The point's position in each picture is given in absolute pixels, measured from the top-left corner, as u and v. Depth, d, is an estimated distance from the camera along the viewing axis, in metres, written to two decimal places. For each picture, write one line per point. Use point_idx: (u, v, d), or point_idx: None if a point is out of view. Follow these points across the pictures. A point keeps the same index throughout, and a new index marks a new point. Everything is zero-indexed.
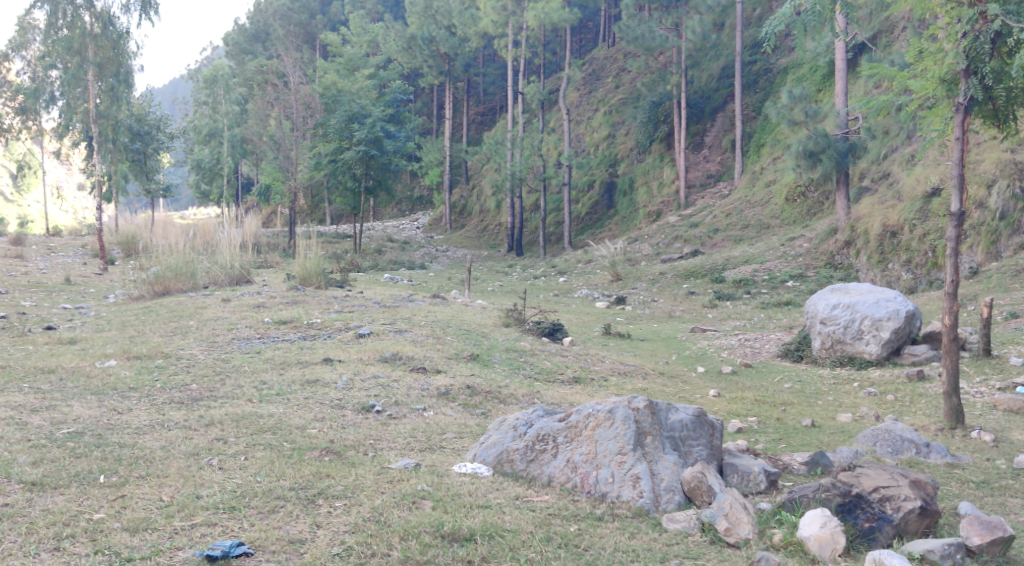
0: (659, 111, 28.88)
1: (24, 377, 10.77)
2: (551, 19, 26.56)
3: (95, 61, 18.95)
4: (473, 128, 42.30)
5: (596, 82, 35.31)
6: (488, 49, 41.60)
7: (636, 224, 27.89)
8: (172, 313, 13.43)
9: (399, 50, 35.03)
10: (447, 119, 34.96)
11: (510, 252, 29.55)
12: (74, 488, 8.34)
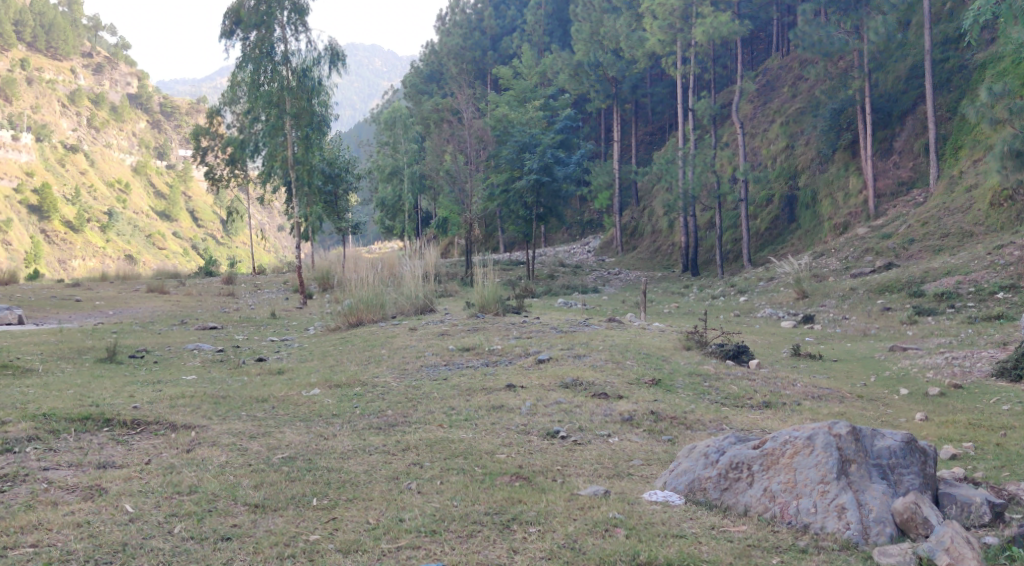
0: (841, 119, 27.80)
1: (242, 405, 11.44)
2: (721, 33, 25.86)
3: (293, 112, 20.20)
4: (643, 147, 42.03)
5: (772, 93, 34.30)
6: (656, 69, 41.33)
7: (822, 237, 26.90)
8: (367, 343, 13.91)
9: (567, 77, 35.31)
10: (616, 141, 34.81)
11: (687, 272, 29.00)
12: (291, 510, 8.74)
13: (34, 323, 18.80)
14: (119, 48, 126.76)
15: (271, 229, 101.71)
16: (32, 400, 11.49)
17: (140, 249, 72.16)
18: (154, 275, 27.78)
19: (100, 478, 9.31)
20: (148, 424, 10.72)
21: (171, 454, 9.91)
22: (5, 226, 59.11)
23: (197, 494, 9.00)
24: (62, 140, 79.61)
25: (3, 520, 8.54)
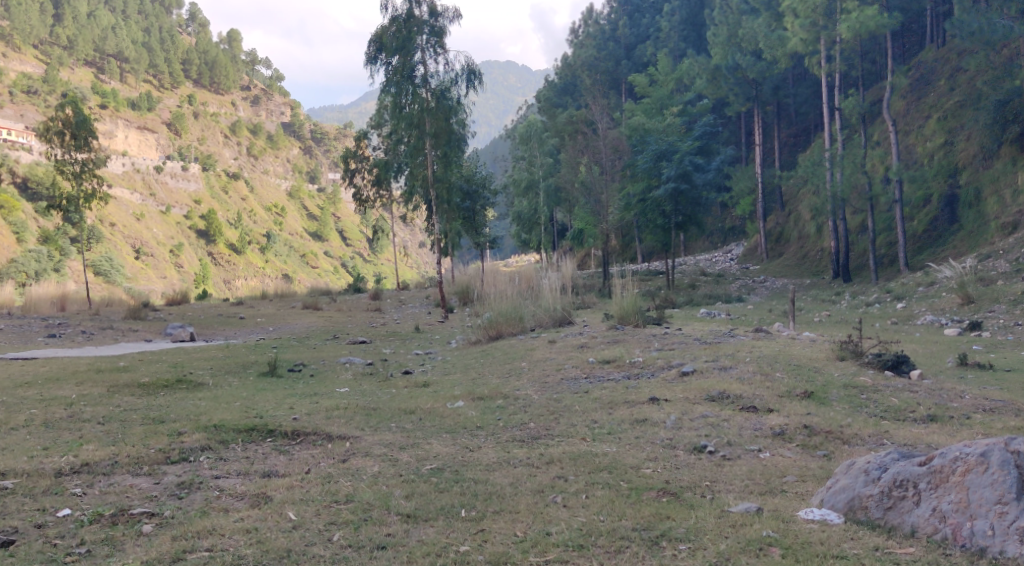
0: (1006, 110, 26.25)
1: (392, 417, 11.55)
2: (867, 27, 24.88)
3: (433, 132, 20.35)
4: (787, 150, 40.85)
5: (926, 87, 32.71)
6: (798, 69, 40.13)
7: (986, 237, 25.43)
8: (507, 356, 13.85)
9: (705, 82, 34.65)
10: (758, 144, 33.87)
11: (838, 278, 27.90)
12: (441, 521, 8.85)
13: (202, 341, 19.66)
14: (273, 81, 133.19)
15: (416, 248, 103.87)
16: (203, 412, 11.90)
17: (296, 268, 74.85)
18: (309, 293, 28.67)
19: (266, 486, 9.60)
20: (308, 434, 10.92)
21: (328, 463, 10.11)
22: (176, 251, 62.72)
23: (352, 503, 9.20)
24: (224, 169, 84.16)
25: (180, 526, 8.95)
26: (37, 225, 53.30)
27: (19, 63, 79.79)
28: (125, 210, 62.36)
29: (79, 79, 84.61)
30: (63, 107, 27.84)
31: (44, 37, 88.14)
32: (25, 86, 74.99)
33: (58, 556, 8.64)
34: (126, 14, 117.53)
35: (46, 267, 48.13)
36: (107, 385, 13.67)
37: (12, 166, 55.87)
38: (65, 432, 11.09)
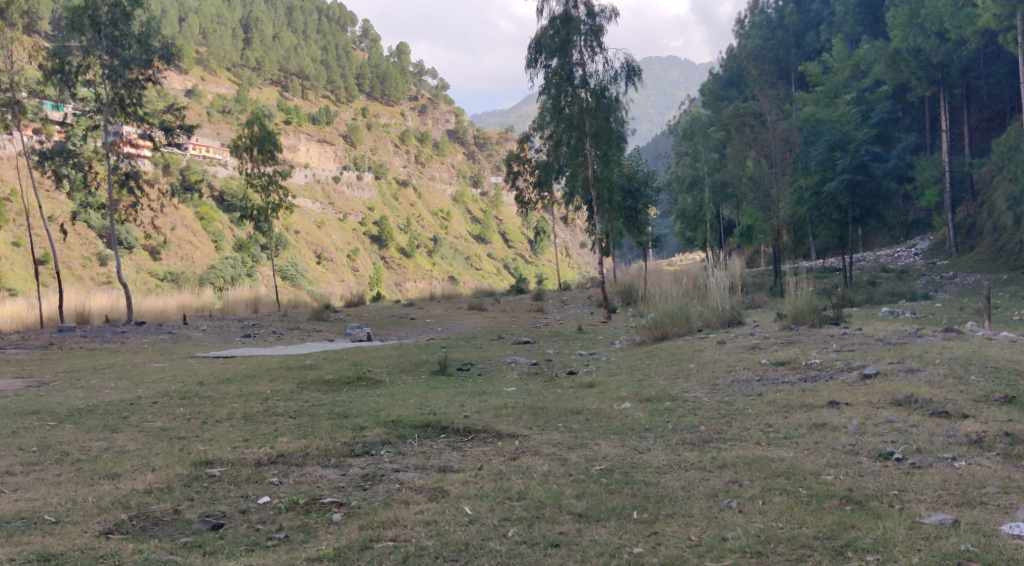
0: None
1: (560, 416, 11.45)
2: None
3: (593, 132, 20.09)
4: (977, 137, 38.58)
5: None
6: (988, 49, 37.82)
7: None
8: (674, 357, 13.54)
9: (884, 68, 33.18)
10: (944, 131, 32.09)
11: None
12: (614, 521, 8.90)
13: (379, 341, 20.13)
14: (439, 90, 136.20)
15: (580, 250, 103.01)
16: (382, 408, 12.16)
17: (462, 270, 75.39)
18: (475, 295, 28.94)
19: (442, 481, 9.78)
20: (479, 432, 11.03)
21: (500, 460, 10.23)
22: (353, 256, 64.78)
23: (525, 500, 9.33)
24: (395, 177, 86.99)
25: (367, 516, 9.20)
26: (232, 234, 56.09)
27: (214, 86, 89.56)
28: (306, 218, 65.12)
29: (264, 97, 94.44)
30: (250, 124, 29.77)
31: (235, 59, 98.86)
32: (219, 107, 82.29)
33: (260, 540, 8.96)
34: (304, 36, 124.25)
35: (239, 273, 50.60)
36: (297, 382, 14.20)
37: (209, 180, 58.95)
38: (262, 425, 11.51)
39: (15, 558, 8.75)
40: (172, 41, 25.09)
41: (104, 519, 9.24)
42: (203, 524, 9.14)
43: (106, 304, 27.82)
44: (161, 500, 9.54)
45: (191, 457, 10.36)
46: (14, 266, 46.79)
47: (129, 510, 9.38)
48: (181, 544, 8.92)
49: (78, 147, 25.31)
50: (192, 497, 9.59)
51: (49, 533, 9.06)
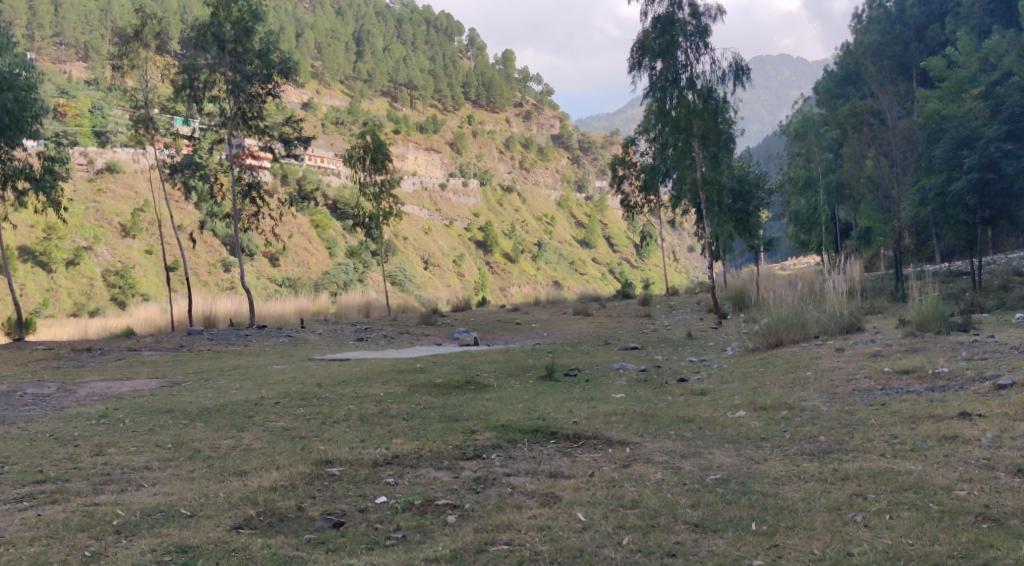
0: None
1: (671, 425, 11.22)
2: None
3: (701, 133, 19.72)
4: None
5: None
6: None
7: None
8: (790, 364, 13.17)
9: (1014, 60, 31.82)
10: None
11: None
12: (731, 533, 8.79)
13: (486, 345, 20.17)
14: (544, 96, 136.45)
15: (688, 254, 101.30)
16: (492, 411, 12.13)
17: (566, 275, 74.93)
18: (581, 300, 28.69)
19: (554, 486, 9.71)
20: (589, 438, 10.89)
21: (612, 467, 10.08)
22: (458, 261, 65.24)
23: (639, 508, 9.21)
24: (501, 183, 87.59)
25: (481, 519, 9.17)
26: (346, 241, 57.07)
27: (329, 99, 94.32)
28: (415, 225, 65.99)
29: (375, 108, 96.99)
30: (363, 135, 30.33)
31: (348, 72, 104.22)
32: (333, 119, 84.83)
33: (379, 539, 8.99)
34: (412, 49, 126.82)
35: (351, 279, 51.41)
36: (409, 385, 14.32)
37: (322, 189, 60.18)
38: (377, 427, 11.61)
39: (154, 550, 8.85)
40: (291, 55, 25.84)
41: (234, 515, 9.33)
42: (326, 522, 9.21)
43: (230, 308, 28.71)
44: (286, 498, 9.61)
45: (312, 456, 10.48)
46: (146, 273, 48.73)
47: (257, 507, 9.45)
48: (306, 541, 8.98)
49: (204, 159, 26.34)
50: (314, 496, 9.66)
51: (184, 526, 9.16)
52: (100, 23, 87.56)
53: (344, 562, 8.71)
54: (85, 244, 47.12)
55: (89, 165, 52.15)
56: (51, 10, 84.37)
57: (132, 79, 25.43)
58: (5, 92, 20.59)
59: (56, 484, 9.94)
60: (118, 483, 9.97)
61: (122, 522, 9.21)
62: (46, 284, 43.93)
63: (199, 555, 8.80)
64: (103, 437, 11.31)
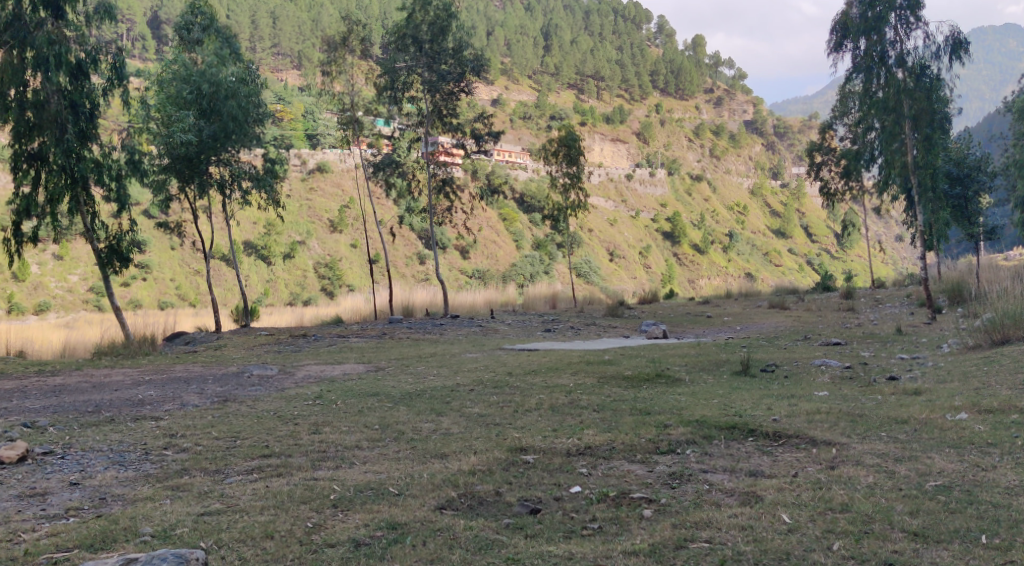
0: None
1: (882, 425, 10.54)
2: None
3: (912, 114, 18.63)
4: None
5: None
6: None
7: None
8: (1019, 363, 12.18)
9: None
10: None
11: None
12: (957, 545, 8.19)
13: (676, 338, 19.69)
14: (735, 80, 133.45)
15: (892, 243, 96.16)
16: (685, 406, 11.74)
17: (759, 266, 72.66)
18: (778, 292, 27.75)
19: (755, 485, 9.26)
20: (790, 437, 10.36)
21: (817, 469, 9.54)
22: (646, 253, 64.63)
23: (850, 513, 8.67)
24: (689, 172, 86.50)
25: (679, 515, 8.81)
26: (533, 234, 57.47)
27: (518, 94, 96.49)
28: (601, 217, 65.97)
29: (563, 101, 98.19)
30: (559, 129, 30.43)
31: (537, 66, 106.25)
32: (522, 113, 86.28)
33: (575, 528, 8.72)
34: (599, 39, 127.28)
35: (537, 270, 51.60)
36: (599, 376, 14.15)
37: (511, 183, 60.84)
38: (568, 416, 11.46)
39: (368, 524, 8.72)
40: (484, 52, 26.11)
41: (438, 495, 9.24)
42: (523, 508, 9.00)
43: (426, 299, 29.52)
44: (484, 481, 9.51)
45: (507, 443, 10.44)
46: (352, 265, 50.74)
47: (457, 489, 9.36)
48: (505, 525, 8.76)
49: (402, 157, 27.05)
50: (511, 481, 9.52)
51: (393, 504, 9.07)
52: (312, 33, 94.29)
53: (544, 548, 8.45)
54: (300, 239, 49.60)
55: (303, 165, 55.33)
56: (269, 23, 91.65)
57: (340, 84, 26.72)
58: (228, 99, 22.00)
59: (280, 458, 10.10)
60: (333, 460, 10.08)
61: (338, 497, 9.17)
62: (266, 275, 46.54)
63: (408, 532, 8.63)
64: (319, 416, 11.65)
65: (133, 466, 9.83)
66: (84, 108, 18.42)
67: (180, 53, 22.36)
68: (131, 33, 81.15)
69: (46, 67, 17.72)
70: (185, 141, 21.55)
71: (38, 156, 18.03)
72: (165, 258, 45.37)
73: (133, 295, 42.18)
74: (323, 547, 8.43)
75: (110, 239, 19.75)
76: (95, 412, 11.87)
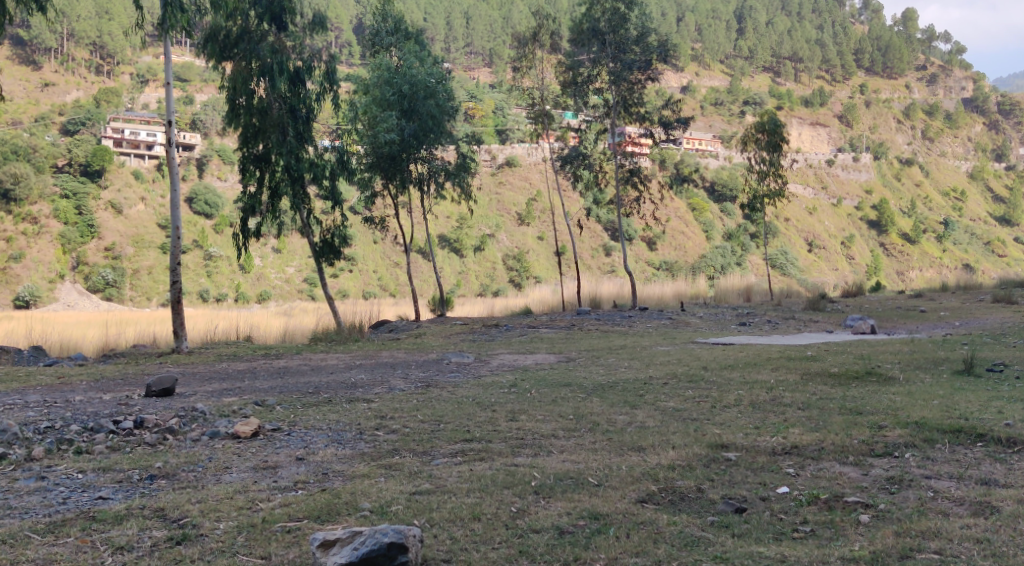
0: None
1: None
2: None
3: None
4: None
5: None
6: None
7: None
8: None
9: None
10: None
11: None
12: None
13: (886, 334, 18.59)
14: (952, 54, 126.36)
15: None
16: (902, 407, 10.95)
17: (979, 257, 66.60)
18: (1000, 285, 25.78)
19: (988, 495, 8.26)
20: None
21: None
22: (848, 243, 62.17)
23: None
24: (898, 156, 82.28)
25: (901, 523, 7.81)
26: (725, 224, 56.07)
27: (709, 80, 96.12)
28: (799, 206, 63.99)
29: (757, 85, 96.52)
30: (756, 115, 29.42)
31: (729, 51, 105.71)
32: (713, 99, 84.88)
33: (786, 531, 7.76)
34: (797, 19, 123.44)
35: (728, 262, 50.28)
36: (802, 373, 13.43)
37: (702, 172, 59.65)
38: (771, 414, 10.87)
39: (570, 513, 7.92)
40: (669, 37, 25.30)
41: (638, 489, 8.42)
42: (728, 506, 8.09)
43: (614, 291, 29.29)
44: (685, 477, 8.67)
45: (707, 439, 9.72)
46: (540, 257, 50.85)
47: (658, 483, 8.53)
48: (710, 523, 7.85)
49: (588, 149, 26.79)
50: (713, 478, 8.65)
51: (594, 494, 8.28)
52: (502, 30, 96.07)
53: (756, 548, 7.49)
54: (489, 232, 50.39)
55: (493, 161, 56.98)
56: (463, 23, 94.48)
57: (530, 80, 26.91)
58: (427, 99, 22.38)
59: (481, 443, 9.75)
60: (531, 447, 9.61)
61: (539, 483, 8.46)
62: (459, 267, 47.46)
63: (611, 523, 7.78)
64: (514, 404, 11.53)
65: (349, 445, 9.73)
66: (301, 111, 19.08)
67: (380, 55, 22.98)
68: (341, 39, 86.03)
69: (270, 75, 18.34)
70: (389, 141, 22.14)
71: (262, 158, 18.79)
72: (368, 251, 47.10)
73: (341, 286, 43.96)
74: (528, 532, 7.65)
75: (323, 233, 20.54)
76: (314, 393, 12.19)
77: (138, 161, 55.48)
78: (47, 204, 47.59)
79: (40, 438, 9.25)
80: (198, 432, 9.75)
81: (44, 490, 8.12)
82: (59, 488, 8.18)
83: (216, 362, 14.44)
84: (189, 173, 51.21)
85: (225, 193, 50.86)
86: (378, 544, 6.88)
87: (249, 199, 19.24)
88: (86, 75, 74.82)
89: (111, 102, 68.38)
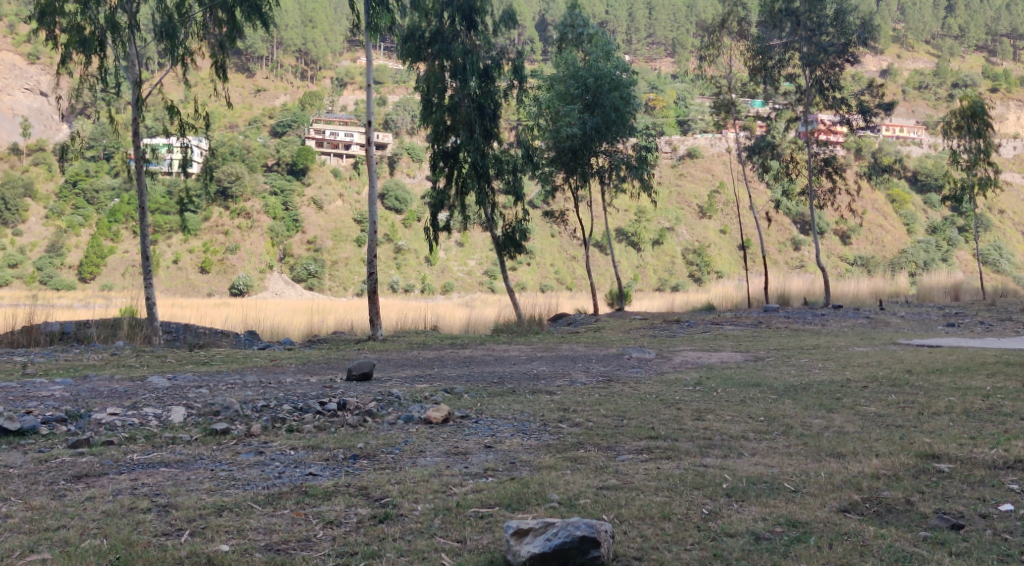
0: None
1: None
2: None
3: None
4: None
5: None
6: None
7: None
8: None
9: None
10: None
11: None
12: None
13: None
14: None
15: None
16: None
17: None
18: None
19: None
20: None
21: None
22: None
23: None
24: None
25: None
26: (927, 217, 53.39)
27: (913, 63, 92.12)
28: (1015, 197, 60.20)
29: (969, 66, 91.41)
30: (963, 101, 27.84)
31: (938, 29, 100.52)
32: (916, 83, 81.00)
33: (1012, 552, 7.38)
34: None
35: (932, 257, 47.76)
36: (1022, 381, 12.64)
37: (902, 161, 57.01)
38: (988, 424, 10.30)
39: (766, 518, 7.79)
40: (870, 18, 24.23)
41: (839, 496, 8.18)
42: (942, 521, 7.74)
43: (804, 287, 28.46)
44: (891, 488, 8.36)
45: (915, 448, 9.32)
46: (722, 251, 49.93)
47: (861, 492, 8.25)
48: (923, 539, 7.55)
49: (777, 139, 26.06)
50: (922, 490, 8.31)
51: (790, 500, 8.11)
52: (687, 18, 95.20)
53: None
54: (668, 225, 49.97)
55: (674, 152, 56.55)
56: (647, 14, 94.23)
57: (716, 69, 26.46)
58: (612, 92, 22.34)
59: (667, 441, 9.71)
60: (720, 449, 9.48)
61: (731, 486, 8.35)
62: (636, 261, 47.30)
63: (812, 532, 7.61)
64: (700, 402, 11.42)
65: (535, 436, 9.89)
66: (489, 109, 19.44)
67: (564, 51, 23.17)
68: (524, 36, 87.47)
69: (463, 74, 18.75)
70: (571, 135, 22.28)
71: (451, 154, 19.27)
72: (546, 245, 47.62)
73: (518, 279, 44.61)
74: (722, 535, 7.57)
75: (507, 227, 20.84)
76: (499, 383, 12.44)
77: (337, 160, 58.25)
78: (258, 200, 50.74)
79: (257, 416, 9.83)
80: (394, 416, 10.15)
81: (262, 464, 8.65)
82: (274, 463, 8.70)
83: (408, 350, 14.95)
84: (382, 170, 53.29)
85: (413, 189, 52.57)
86: (572, 537, 6.98)
87: (437, 195, 19.76)
88: (293, 80, 78.66)
89: (314, 106, 71.68)
